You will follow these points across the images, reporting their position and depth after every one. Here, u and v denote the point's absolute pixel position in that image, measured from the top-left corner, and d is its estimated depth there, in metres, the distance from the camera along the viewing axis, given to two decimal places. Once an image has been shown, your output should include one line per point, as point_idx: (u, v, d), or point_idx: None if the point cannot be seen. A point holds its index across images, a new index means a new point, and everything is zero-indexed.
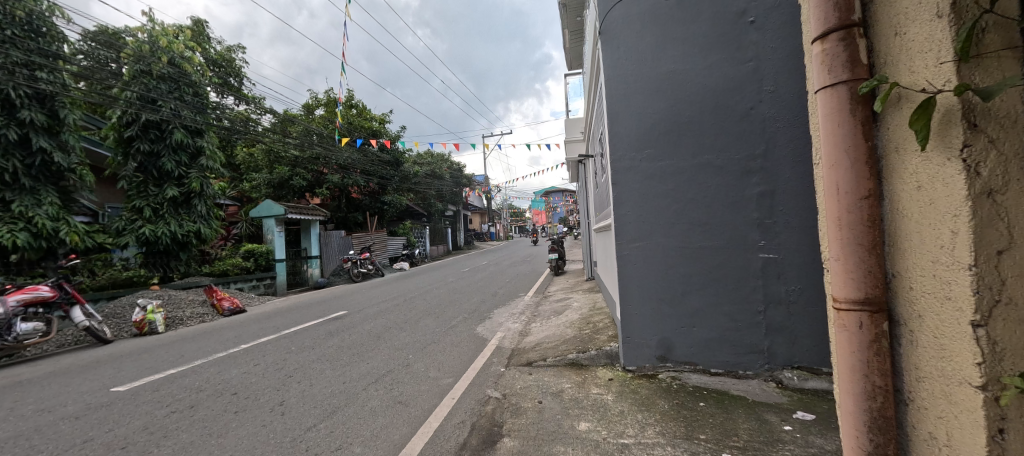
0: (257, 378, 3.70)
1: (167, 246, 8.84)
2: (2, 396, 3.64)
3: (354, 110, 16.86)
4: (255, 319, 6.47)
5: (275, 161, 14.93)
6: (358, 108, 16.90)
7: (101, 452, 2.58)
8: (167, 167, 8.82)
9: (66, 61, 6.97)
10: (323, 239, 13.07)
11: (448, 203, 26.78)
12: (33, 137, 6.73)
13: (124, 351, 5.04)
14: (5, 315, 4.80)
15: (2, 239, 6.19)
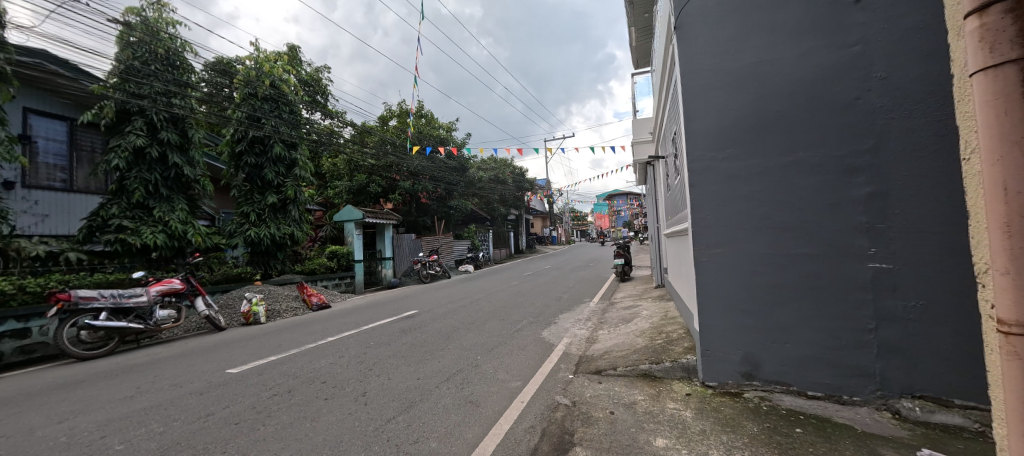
0: (341, 369, 4.03)
1: (268, 247, 9.98)
2: (147, 371, 4.35)
3: (423, 119, 17.84)
4: (339, 314, 7.07)
5: (355, 169, 16.27)
6: (426, 117, 17.86)
7: (220, 425, 2.96)
8: (268, 177, 10.00)
9: (193, 89, 8.21)
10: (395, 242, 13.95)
11: (510, 208, 27.16)
12: (169, 154, 8.01)
13: (235, 338, 5.77)
14: (148, 303, 5.75)
15: (146, 239, 7.42)
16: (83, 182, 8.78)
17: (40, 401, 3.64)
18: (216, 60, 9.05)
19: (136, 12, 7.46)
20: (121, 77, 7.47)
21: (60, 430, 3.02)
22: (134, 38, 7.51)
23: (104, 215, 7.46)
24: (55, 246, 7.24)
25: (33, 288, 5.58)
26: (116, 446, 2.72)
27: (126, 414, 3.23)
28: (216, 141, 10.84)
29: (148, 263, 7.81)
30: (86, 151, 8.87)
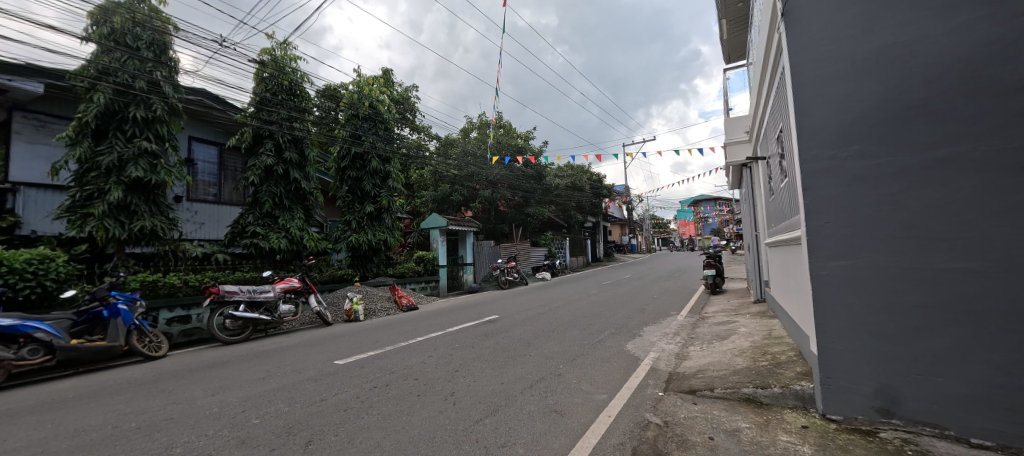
0: (430, 367, 4.29)
1: (366, 251, 11.06)
2: (274, 357, 5.06)
3: (502, 130, 18.47)
4: (427, 316, 7.55)
5: (439, 180, 17.37)
6: (505, 128, 18.45)
7: (331, 410, 3.32)
8: (367, 188, 11.12)
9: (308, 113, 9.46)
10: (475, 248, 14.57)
11: (586, 215, 26.69)
12: (290, 171, 9.31)
13: (340, 333, 6.47)
14: (274, 298, 6.70)
15: (273, 243, 8.68)
16: (229, 196, 10.60)
17: (200, 375, 4.43)
18: (326, 87, 10.35)
19: (268, 52, 8.85)
20: (257, 107, 8.90)
21: (213, 401, 3.64)
22: (266, 73, 8.91)
23: (243, 223, 8.90)
24: (208, 248, 8.82)
25: (194, 283, 6.84)
26: (252, 420, 3.19)
27: (259, 393, 3.79)
28: (326, 158, 12.36)
29: (274, 264, 9.11)
30: (232, 171, 10.70)
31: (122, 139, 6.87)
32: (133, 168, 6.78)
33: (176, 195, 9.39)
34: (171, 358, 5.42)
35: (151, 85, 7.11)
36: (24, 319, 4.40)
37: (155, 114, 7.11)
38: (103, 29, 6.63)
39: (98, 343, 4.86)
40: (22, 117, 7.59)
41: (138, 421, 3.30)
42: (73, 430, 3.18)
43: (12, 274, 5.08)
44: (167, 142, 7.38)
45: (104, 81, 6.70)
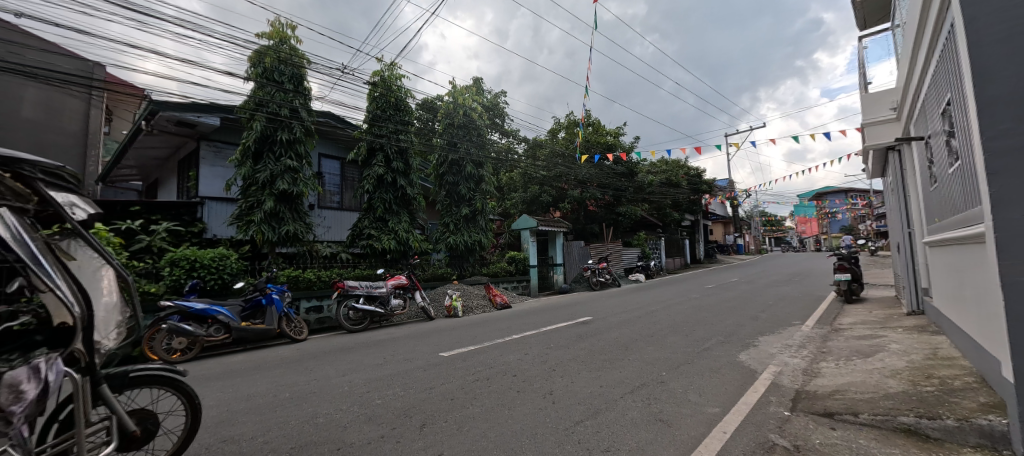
0: (527, 365, 4.40)
1: (463, 251, 11.78)
2: (388, 345, 5.67)
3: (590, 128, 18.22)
4: (522, 316, 7.78)
5: (529, 181, 17.76)
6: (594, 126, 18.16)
7: (440, 398, 3.59)
8: (462, 192, 11.85)
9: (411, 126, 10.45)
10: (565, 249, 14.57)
11: (683, 213, 24.86)
12: (397, 179, 10.35)
13: (443, 327, 6.99)
14: (386, 293, 7.52)
15: (385, 243, 9.73)
16: (349, 203, 12.12)
17: (334, 358, 5.17)
18: (425, 101, 11.29)
19: (379, 73, 9.95)
20: (370, 123, 10.05)
21: (344, 381, 4.21)
22: (377, 93, 10.03)
23: (360, 226, 10.12)
24: (335, 249, 10.11)
25: (325, 278, 7.97)
26: (373, 401, 3.60)
27: (378, 377, 4.26)
28: (427, 166, 13.43)
29: (386, 263, 10.19)
30: (351, 181, 12.24)
31: (272, 159, 8.32)
32: (281, 182, 8.19)
33: (310, 203, 11.03)
34: (311, 341, 6.40)
35: (292, 112, 8.48)
36: (211, 304, 5.61)
37: (295, 135, 8.47)
38: (257, 70, 8.10)
39: (259, 326, 5.92)
40: (207, 145, 9.66)
41: (290, 392, 3.96)
42: (245, 395, 3.94)
43: (202, 271, 6.56)
44: (304, 159, 8.74)
45: (260, 112, 8.17)
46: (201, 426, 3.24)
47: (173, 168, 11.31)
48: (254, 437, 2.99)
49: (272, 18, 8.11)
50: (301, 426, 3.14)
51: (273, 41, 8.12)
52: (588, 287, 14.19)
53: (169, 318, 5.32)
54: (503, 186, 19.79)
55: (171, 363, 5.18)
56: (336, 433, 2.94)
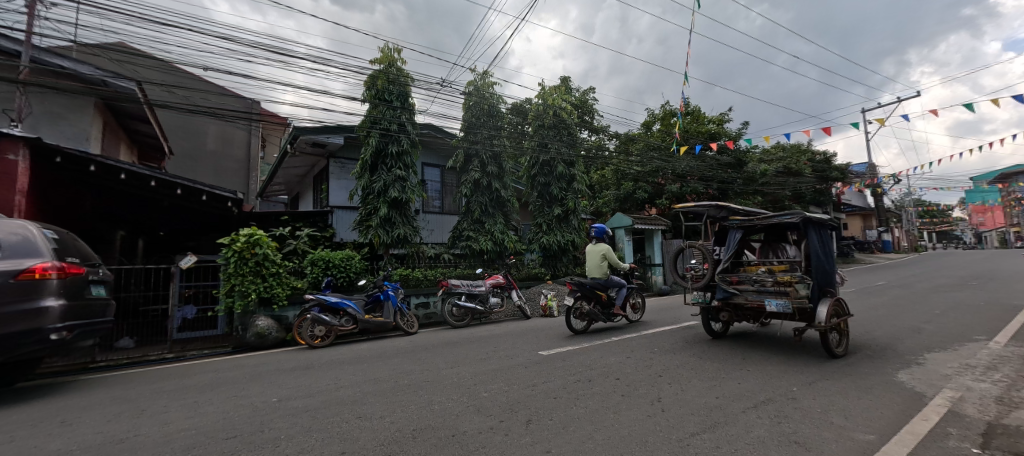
0: (630, 369, 4.26)
1: (556, 250, 11.93)
2: (492, 341, 5.99)
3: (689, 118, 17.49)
4: (620, 319, 7.59)
5: (622, 178, 17.58)
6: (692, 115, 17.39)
7: (543, 396, 3.65)
8: (555, 192, 11.97)
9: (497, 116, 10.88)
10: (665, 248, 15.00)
11: (806, 205, 21.70)
12: (491, 182, 10.85)
13: (541, 326, 7.18)
14: (486, 292, 7.96)
15: (483, 244, 10.32)
16: (449, 207, 13.00)
17: (444, 350, 5.62)
18: (516, 105, 11.69)
19: (473, 83, 10.57)
20: (466, 131, 10.69)
21: (453, 373, 4.54)
22: (472, 102, 10.69)
23: (460, 228, 10.80)
24: (437, 250, 10.49)
25: (431, 277, 8.78)
26: (483, 393, 3.82)
27: (485, 371, 4.53)
28: (519, 168, 13.81)
29: (484, 263, 10.75)
30: (450, 187, 13.14)
31: (385, 170, 9.34)
32: (392, 190, 9.18)
33: (416, 209, 12.14)
34: (422, 334, 7.01)
35: (400, 126, 9.43)
36: (342, 298, 6.54)
37: (403, 147, 9.39)
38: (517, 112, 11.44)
39: (380, 319, 6.74)
40: (335, 162, 11.24)
41: (408, 379, 4.41)
42: (374, 378, 4.50)
43: (334, 269, 7.66)
44: (411, 168, 9.66)
45: (375, 129, 9.23)
46: (341, 403, 3.78)
47: (310, 183, 13.39)
48: (383, 416, 3.38)
49: (382, 45, 9.11)
50: (419, 410, 3.47)
51: (383, 65, 9.15)
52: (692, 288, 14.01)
53: (312, 308, 6.30)
54: (594, 184, 19.59)
55: (315, 347, 6.12)
56: (450, 420, 3.17)
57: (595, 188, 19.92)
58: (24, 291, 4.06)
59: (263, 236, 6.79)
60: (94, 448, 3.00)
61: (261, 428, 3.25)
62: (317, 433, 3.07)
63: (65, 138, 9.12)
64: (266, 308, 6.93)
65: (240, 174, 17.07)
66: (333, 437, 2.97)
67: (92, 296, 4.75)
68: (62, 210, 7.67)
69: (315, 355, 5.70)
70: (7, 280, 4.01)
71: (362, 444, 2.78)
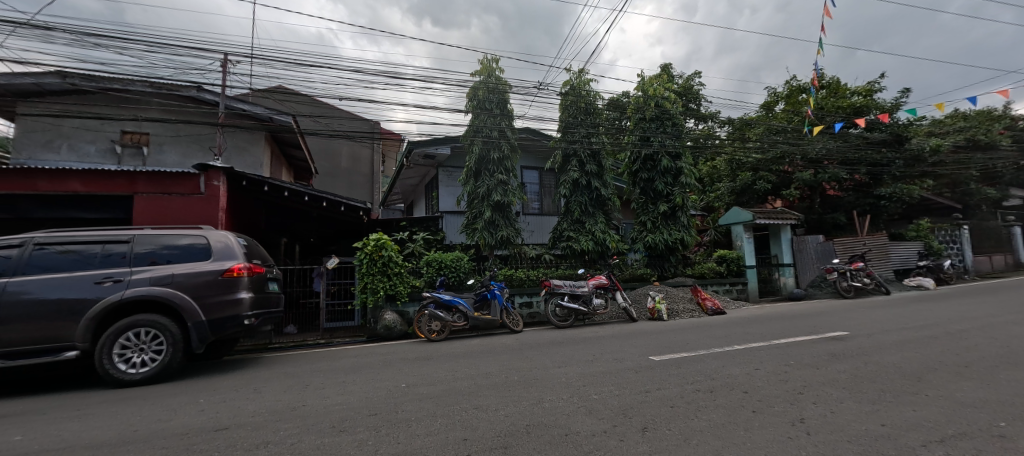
0: (761, 383, 3.79)
1: (663, 250, 11.32)
2: (599, 343, 5.91)
3: (824, 90, 15.66)
4: (742, 326, 6.86)
5: (738, 168, 15.86)
6: (828, 87, 15.56)
7: (658, 404, 3.44)
8: (660, 188, 11.32)
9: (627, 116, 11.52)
10: (796, 246, 13.12)
11: (1002, 187, 16.91)
12: (591, 181, 10.75)
13: (651, 329, 6.85)
14: (589, 292, 7.93)
15: (584, 244, 10.26)
16: (549, 208, 13.18)
17: (551, 349, 5.73)
18: (614, 100, 11.38)
19: (569, 83, 10.59)
20: (564, 131, 10.70)
21: (561, 372, 4.59)
22: (568, 101, 10.69)
23: (559, 228, 10.82)
24: (539, 251, 10.80)
25: (534, 278, 9.05)
26: (594, 395, 3.79)
27: (594, 373, 4.48)
28: (619, 165, 13.36)
29: (585, 263, 10.68)
30: (549, 188, 13.33)
31: (488, 176, 9.87)
32: (496, 194, 9.68)
33: (517, 211, 12.56)
34: (528, 333, 7.23)
35: (500, 132, 9.88)
36: (454, 296, 7.09)
37: (503, 153, 9.84)
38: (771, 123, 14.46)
39: (487, 316, 7.17)
40: (443, 171, 12.23)
41: (518, 375, 4.60)
42: (487, 373, 4.78)
43: (446, 270, 8.35)
44: (511, 172, 10.06)
45: (478, 136, 9.78)
46: (459, 393, 4.10)
47: (422, 191, 14.81)
48: (498, 409, 3.57)
49: (482, 56, 9.67)
50: (531, 407, 3.57)
51: (483, 76, 9.71)
52: (834, 292, 11.98)
53: (429, 305, 6.95)
54: (704, 177, 18.07)
55: (433, 340, 6.73)
56: (561, 420, 3.20)
57: (705, 182, 18.29)
58: (227, 285, 5.25)
59: (388, 240, 7.72)
60: (277, 412, 3.73)
61: (395, 410, 3.68)
62: (441, 419, 3.36)
63: (246, 165, 11.58)
64: (392, 303, 7.86)
65: (366, 187, 19.72)
66: (455, 424, 3.23)
67: (269, 290, 5.93)
68: (246, 223, 9.75)
69: (434, 347, 6.28)
70: (217, 277, 5.23)
71: (481, 433, 2.97)
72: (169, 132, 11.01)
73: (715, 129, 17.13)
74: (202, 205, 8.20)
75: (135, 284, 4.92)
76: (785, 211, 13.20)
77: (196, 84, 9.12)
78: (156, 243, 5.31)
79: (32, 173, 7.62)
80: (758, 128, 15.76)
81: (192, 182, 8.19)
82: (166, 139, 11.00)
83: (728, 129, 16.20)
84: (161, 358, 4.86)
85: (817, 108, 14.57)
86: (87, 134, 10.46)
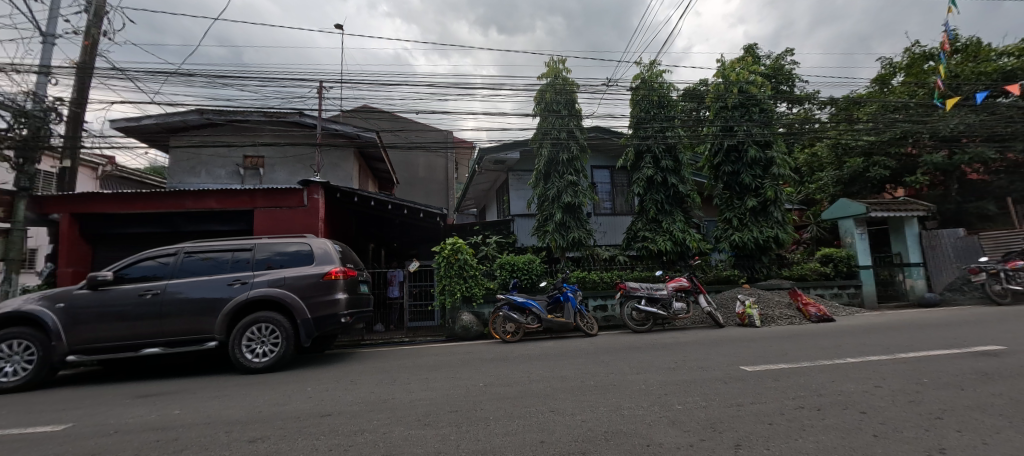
0: (883, 404, 3.25)
1: (753, 250, 10.32)
2: (682, 350, 5.56)
3: (958, 55, 13.07)
4: (856, 336, 5.97)
5: (844, 155, 13.91)
6: (963, 51, 12.99)
7: (753, 419, 3.12)
8: (747, 181, 10.35)
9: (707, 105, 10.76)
10: (926, 242, 11.13)
11: None
12: (668, 177, 10.19)
13: (741, 337, 6.28)
14: (669, 296, 7.50)
15: (661, 244, 9.75)
16: (621, 208, 12.77)
17: (629, 355, 5.52)
18: (690, 89, 10.69)
19: (639, 77, 10.19)
20: (636, 127, 10.28)
21: (640, 379, 4.40)
22: (640, 96, 10.27)
23: (634, 228, 10.40)
24: (613, 252, 10.53)
25: (608, 280, 8.80)
26: (677, 405, 3.57)
27: (677, 382, 4.22)
28: (698, 159, 12.48)
29: (663, 265, 10.16)
30: (621, 187, 12.90)
31: (558, 177, 9.84)
32: (566, 195, 9.62)
33: (589, 213, 12.33)
34: (603, 337, 7.05)
35: (569, 133, 9.81)
36: (527, 298, 7.19)
37: (573, 153, 9.76)
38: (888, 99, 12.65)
39: (561, 319, 7.13)
40: (513, 175, 12.47)
41: (595, 380, 4.51)
42: (563, 376, 4.74)
43: (519, 272, 8.49)
44: (581, 172, 9.95)
45: (546, 139, 9.79)
46: (536, 396, 4.13)
47: (494, 195, 15.25)
48: (575, 414, 3.53)
49: (548, 59, 9.70)
50: (609, 414, 3.47)
51: (549, 78, 9.76)
52: (983, 298, 9.90)
53: (503, 307, 7.12)
54: (802, 167, 16.14)
55: (508, 342, 6.88)
56: (642, 429, 3.05)
57: (803, 171, 16.29)
58: (327, 286, 5.89)
59: (463, 244, 8.08)
60: (370, 404, 4.09)
61: (474, 409, 3.82)
62: (519, 420, 3.42)
63: (339, 179, 12.94)
64: (468, 304, 8.20)
65: (442, 193, 20.89)
66: (532, 426, 3.26)
67: (361, 291, 6.54)
68: (340, 231, 10.87)
69: (509, 348, 6.42)
70: (319, 279, 5.90)
71: (559, 437, 2.96)
72: (278, 154, 12.74)
73: (812, 112, 15.20)
74: (305, 216, 9.33)
75: (257, 286, 5.75)
76: (909, 201, 11.26)
77: (298, 110, 10.42)
78: (271, 250, 6.16)
79: (181, 194, 9.31)
80: (869, 107, 13.65)
81: (297, 196, 9.36)
82: (277, 160, 12.74)
83: (830, 110, 14.26)
84: (278, 349, 5.61)
85: (950, 77, 12.20)
86: (218, 160, 12.51)
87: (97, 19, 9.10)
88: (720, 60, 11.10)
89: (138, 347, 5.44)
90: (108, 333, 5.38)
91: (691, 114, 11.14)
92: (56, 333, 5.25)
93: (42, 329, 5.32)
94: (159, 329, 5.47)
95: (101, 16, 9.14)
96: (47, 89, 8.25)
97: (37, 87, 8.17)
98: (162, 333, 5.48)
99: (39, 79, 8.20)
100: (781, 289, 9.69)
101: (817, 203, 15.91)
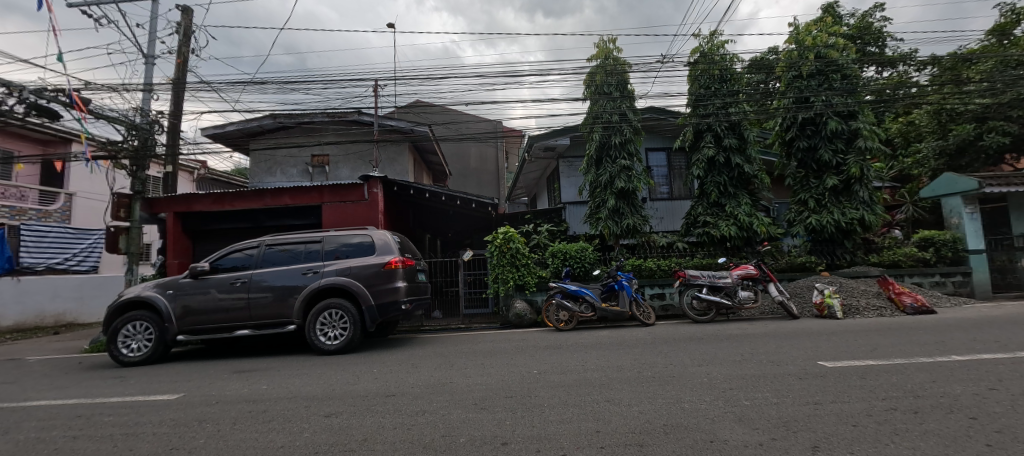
0: (1001, 410, 2.80)
1: (833, 234, 9.33)
2: (751, 342, 5.20)
3: None
4: (964, 330, 5.21)
5: (949, 121, 12.04)
6: None
7: (834, 420, 2.84)
8: (825, 157, 9.35)
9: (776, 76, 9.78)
10: None
11: None
12: (732, 157, 9.46)
13: (821, 329, 5.74)
14: (733, 284, 7.04)
15: (724, 229, 9.16)
16: (679, 192, 12.13)
17: (691, 346, 5.27)
18: (757, 59, 9.77)
19: (697, 51, 9.52)
20: (694, 105, 9.64)
21: (702, 372, 4.19)
22: (699, 71, 9.58)
23: (694, 213, 9.83)
24: (670, 239, 10.08)
25: (666, 267, 8.44)
26: (743, 401, 3.36)
27: (743, 376, 3.96)
28: (767, 135, 11.45)
29: (726, 251, 9.55)
30: (679, 170, 12.23)
31: (610, 163, 9.53)
32: (619, 181, 9.33)
33: (643, 198, 11.86)
34: (660, 327, 6.82)
35: (621, 116, 9.45)
36: (580, 286, 7.12)
37: (625, 136, 9.39)
38: (1010, 52, 10.68)
39: (615, 308, 6.98)
40: (564, 162, 12.29)
41: (654, 371, 4.36)
42: (619, 366, 4.64)
43: (572, 260, 8.41)
44: (635, 156, 9.56)
45: (597, 123, 9.48)
46: (592, 385, 4.09)
47: (545, 183, 15.15)
48: (631, 405, 3.45)
49: (598, 39, 9.35)
50: (668, 406, 3.36)
51: (600, 60, 9.41)
52: None
53: (556, 294, 7.11)
54: (895, 138, 14.22)
55: (561, 330, 6.87)
56: (705, 424, 2.91)
57: (895, 143, 14.35)
58: (387, 275, 6.24)
59: (514, 233, 8.15)
60: (430, 386, 4.31)
61: (528, 395, 3.88)
62: (574, 408, 3.42)
63: (396, 173, 13.60)
64: (521, 292, 8.31)
65: (493, 183, 21.16)
66: (588, 415, 3.24)
67: (418, 280, 6.85)
68: (399, 223, 11.43)
69: (563, 337, 6.42)
70: (380, 268, 6.26)
71: (615, 428, 2.92)
72: (341, 152, 13.64)
73: (908, 74, 13.26)
74: (367, 209, 9.93)
75: (327, 275, 6.23)
76: None
77: (357, 109, 11.02)
78: (338, 242, 6.62)
79: (260, 192, 10.31)
80: (984, 63, 11.63)
81: (358, 191, 9.97)
82: (340, 158, 13.65)
83: (930, 71, 12.36)
84: (347, 333, 6.07)
85: None
86: (290, 160, 13.64)
87: (186, 38, 10.22)
88: (794, 23, 10.00)
89: (231, 329, 6.15)
90: (208, 317, 6.15)
91: (758, 86, 10.20)
92: (167, 316, 6.09)
93: (157, 313, 6.20)
94: (248, 313, 6.15)
95: (189, 35, 10.24)
96: (150, 103, 9.46)
97: (144, 103, 9.41)
98: (250, 317, 6.15)
99: (143, 96, 9.41)
100: (868, 277, 8.73)
101: (914, 179, 13.96)
